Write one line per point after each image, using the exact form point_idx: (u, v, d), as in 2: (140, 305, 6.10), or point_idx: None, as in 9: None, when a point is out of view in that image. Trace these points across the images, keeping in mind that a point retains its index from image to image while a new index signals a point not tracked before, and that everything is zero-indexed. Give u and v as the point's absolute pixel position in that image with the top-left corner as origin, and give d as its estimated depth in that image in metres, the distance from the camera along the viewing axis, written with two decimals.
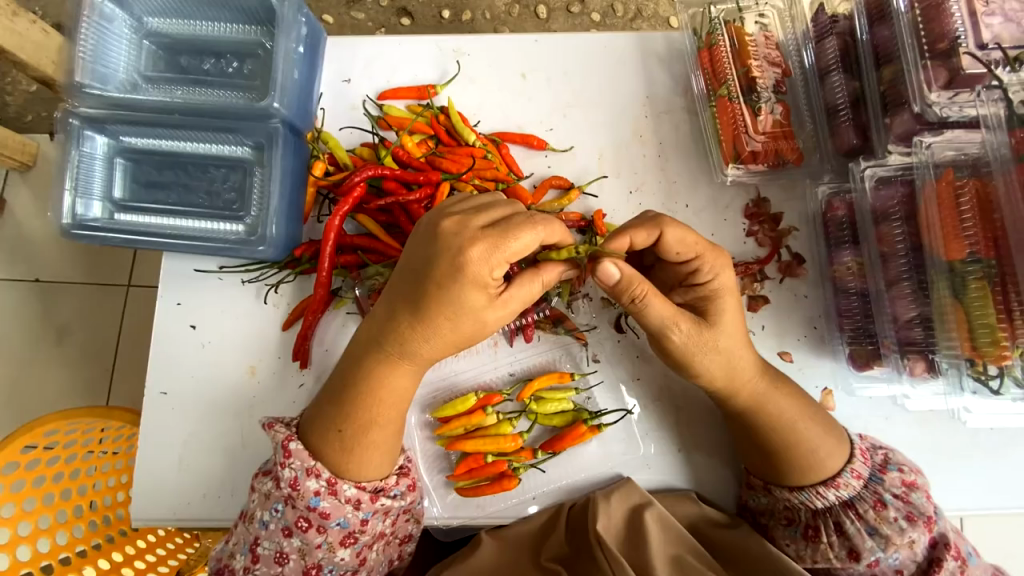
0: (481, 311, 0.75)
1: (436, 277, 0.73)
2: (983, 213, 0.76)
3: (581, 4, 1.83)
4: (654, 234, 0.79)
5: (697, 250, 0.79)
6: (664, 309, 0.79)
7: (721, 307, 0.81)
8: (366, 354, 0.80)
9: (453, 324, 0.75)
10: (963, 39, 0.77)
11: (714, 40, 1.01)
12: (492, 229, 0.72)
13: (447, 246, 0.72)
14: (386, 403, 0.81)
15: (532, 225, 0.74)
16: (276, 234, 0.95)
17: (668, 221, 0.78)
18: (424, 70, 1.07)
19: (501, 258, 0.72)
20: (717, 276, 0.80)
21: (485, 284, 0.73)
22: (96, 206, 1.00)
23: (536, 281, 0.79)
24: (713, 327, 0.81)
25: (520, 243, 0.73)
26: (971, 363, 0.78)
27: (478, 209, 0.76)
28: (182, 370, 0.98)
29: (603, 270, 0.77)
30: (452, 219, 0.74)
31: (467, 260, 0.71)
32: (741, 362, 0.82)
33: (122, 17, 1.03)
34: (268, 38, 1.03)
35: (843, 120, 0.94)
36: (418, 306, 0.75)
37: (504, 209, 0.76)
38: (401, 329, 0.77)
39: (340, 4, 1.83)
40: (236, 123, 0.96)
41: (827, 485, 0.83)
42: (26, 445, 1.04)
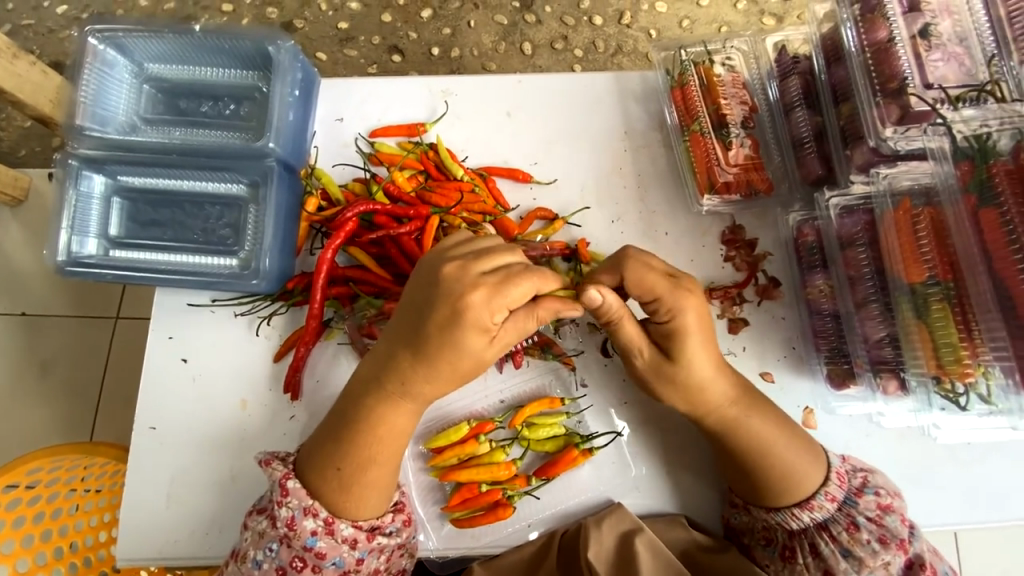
0: (480, 353, 0.77)
1: (436, 320, 0.75)
2: (938, 238, 0.81)
3: (564, 41, 1.93)
4: (625, 273, 0.83)
5: (656, 292, 0.82)
6: (636, 336, 0.85)
7: (684, 345, 0.83)
8: (367, 394, 0.81)
9: (453, 366, 0.78)
10: (910, 79, 0.82)
11: (685, 79, 1.08)
12: (493, 276, 0.76)
13: (449, 291, 0.75)
14: (385, 442, 0.82)
15: (530, 274, 0.77)
16: (269, 267, 0.98)
17: (631, 263, 0.83)
18: (414, 109, 1.13)
19: (500, 304, 0.75)
20: (679, 314, 0.82)
21: (486, 328, 0.75)
22: (91, 243, 1.03)
23: (529, 318, 0.81)
24: (685, 363, 0.83)
25: (518, 291, 0.76)
26: (937, 381, 0.81)
27: (478, 255, 0.79)
28: (172, 406, 0.98)
29: (587, 294, 0.80)
30: (454, 263, 0.77)
31: (468, 306, 0.74)
32: (713, 391, 0.85)
33: (123, 63, 1.07)
34: (264, 82, 1.08)
35: (808, 152, 1.00)
36: (418, 347, 0.77)
37: (504, 255, 0.79)
38: (402, 367, 0.79)
39: (334, 43, 1.92)
40: (232, 163, 1.00)
41: (802, 507, 0.85)
42: (9, 483, 1.06)
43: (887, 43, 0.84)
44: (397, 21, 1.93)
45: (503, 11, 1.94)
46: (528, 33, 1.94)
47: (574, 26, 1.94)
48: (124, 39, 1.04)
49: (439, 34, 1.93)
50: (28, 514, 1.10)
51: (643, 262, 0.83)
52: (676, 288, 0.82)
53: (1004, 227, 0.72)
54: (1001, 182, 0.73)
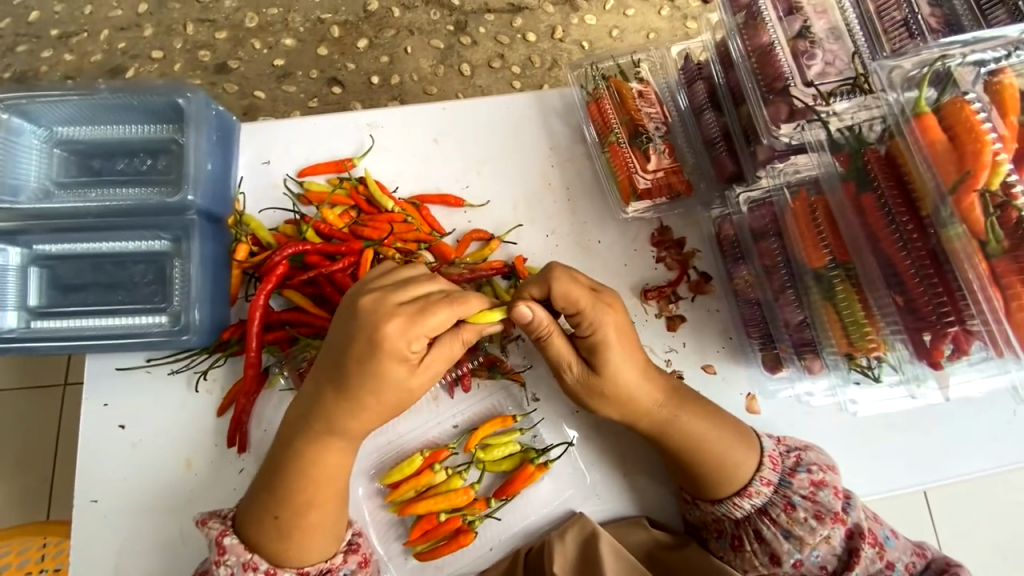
0: (404, 383, 0.78)
1: (356, 353, 0.76)
2: (831, 226, 0.87)
3: (501, 60, 1.98)
4: (552, 287, 0.82)
5: (578, 307, 0.83)
6: (566, 350, 0.87)
7: (608, 356, 0.85)
8: (296, 437, 0.81)
9: (376, 397, 0.78)
10: (792, 79, 0.88)
11: (598, 94, 1.12)
12: (410, 305, 0.77)
13: (364, 325, 0.76)
14: (321, 484, 0.81)
15: (450, 302, 0.78)
16: (200, 320, 0.96)
17: (557, 277, 0.82)
18: (341, 145, 1.13)
19: (419, 333, 0.76)
20: (599, 328, 0.84)
21: (404, 357, 0.76)
22: (10, 316, 0.99)
23: (456, 343, 0.82)
24: (611, 374, 0.86)
25: (437, 320, 0.76)
26: (850, 357, 0.87)
27: (396, 285, 0.80)
28: (112, 475, 0.94)
29: (517, 309, 0.81)
30: (370, 296, 0.77)
31: (384, 336, 0.74)
32: (641, 395, 0.88)
33: (31, 129, 1.04)
34: (180, 134, 1.07)
35: (720, 151, 1.05)
36: (341, 381, 0.78)
37: (425, 283, 0.80)
38: (327, 405, 0.80)
39: (271, 80, 1.91)
40: (151, 219, 0.99)
41: (742, 495, 0.89)
42: None
43: (769, 46, 0.90)
44: (334, 54, 1.94)
45: (438, 35, 1.98)
46: (465, 55, 1.98)
47: (509, 44, 1.99)
48: (29, 106, 1.01)
49: (377, 62, 1.95)
50: None
51: (566, 276, 0.83)
52: (597, 302, 0.84)
53: (881, 210, 0.79)
54: (874, 168, 0.81)
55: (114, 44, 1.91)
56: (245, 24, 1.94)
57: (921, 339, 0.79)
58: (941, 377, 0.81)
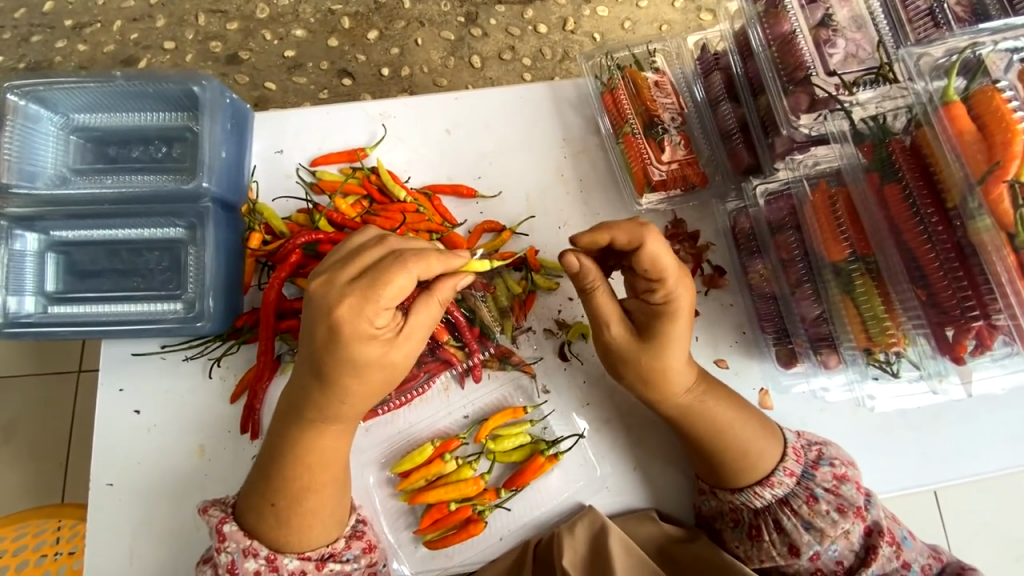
0: (384, 357, 0.76)
1: (321, 343, 0.74)
2: (852, 219, 0.86)
3: (512, 52, 1.96)
4: (644, 247, 0.80)
5: (665, 274, 0.82)
6: (610, 308, 0.86)
7: (671, 328, 0.85)
8: (288, 425, 0.81)
9: (360, 381, 0.77)
10: (814, 68, 0.86)
11: (614, 84, 1.11)
12: (360, 281, 0.73)
13: (321, 308, 0.73)
14: (315, 470, 0.81)
15: (403, 266, 0.73)
16: (213, 307, 0.97)
17: (650, 239, 0.81)
18: (353, 135, 1.12)
19: (377, 306, 0.72)
20: (675, 299, 0.84)
21: (371, 334, 0.73)
22: (29, 301, 1.00)
23: (432, 304, 0.79)
24: (663, 345, 0.85)
25: (394, 287, 0.72)
26: (869, 352, 0.87)
27: (346, 260, 0.76)
28: (127, 459, 0.96)
29: (566, 259, 0.82)
30: (319, 280, 0.75)
31: (339, 321, 0.72)
32: (682, 373, 0.87)
33: (48, 116, 1.05)
34: (195, 122, 1.08)
35: (737, 142, 1.03)
36: (320, 373, 0.76)
37: (372, 254, 0.76)
38: (313, 398, 0.79)
39: (282, 72, 1.91)
40: (167, 206, 0.99)
41: (763, 484, 0.88)
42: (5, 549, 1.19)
43: (790, 35, 0.88)
44: (344, 45, 1.94)
45: (449, 27, 1.97)
46: (476, 47, 1.96)
47: (520, 35, 1.97)
48: (46, 93, 1.02)
49: (387, 54, 1.94)
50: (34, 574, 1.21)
51: (660, 240, 0.82)
52: (679, 274, 0.84)
53: (905, 200, 0.78)
54: (898, 158, 0.79)
55: (127, 35, 1.91)
56: (256, 15, 1.94)
57: (944, 333, 0.78)
58: (963, 372, 0.81)
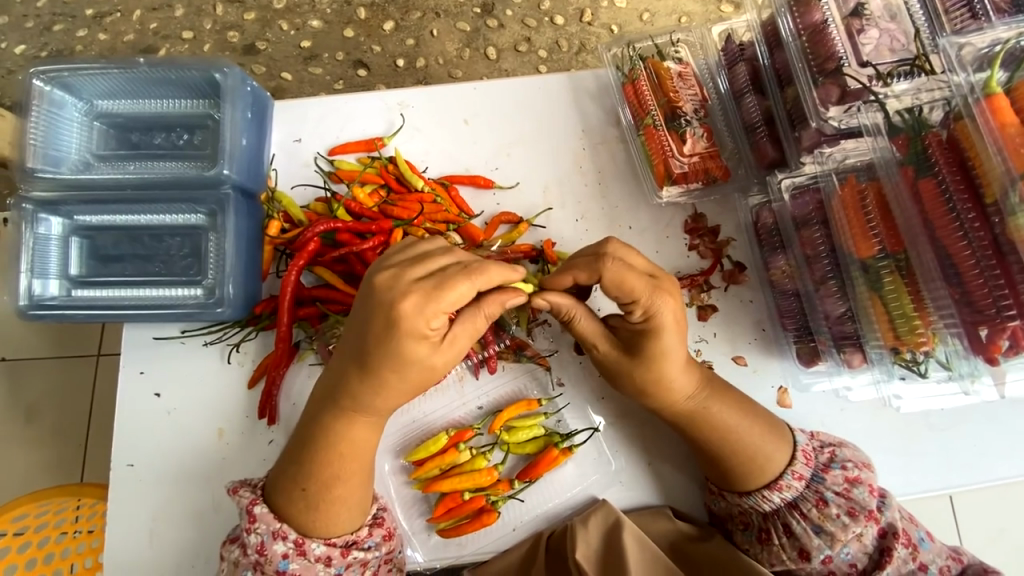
0: (427, 360, 0.75)
1: (375, 333, 0.73)
2: (883, 214, 0.84)
3: (528, 43, 1.94)
4: (603, 272, 0.80)
5: (634, 294, 0.81)
6: (592, 332, 0.87)
7: (659, 343, 0.82)
8: (322, 410, 0.81)
9: (399, 374, 0.76)
10: (846, 59, 0.84)
11: (635, 74, 1.08)
12: (426, 282, 0.73)
13: (380, 303, 0.73)
14: (347, 457, 0.82)
15: (467, 274, 0.74)
16: (233, 294, 0.98)
17: (608, 263, 0.80)
18: (371, 124, 1.12)
19: (436, 308, 0.72)
20: (655, 315, 0.81)
21: (423, 334, 0.73)
22: (53, 284, 1.02)
23: (479, 317, 0.80)
24: (651, 360, 0.84)
25: (454, 294, 0.73)
26: (896, 351, 0.85)
27: (415, 260, 0.77)
28: (149, 441, 0.97)
29: (535, 300, 0.85)
30: (386, 273, 0.75)
31: (400, 315, 0.71)
32: (677, 384, 0.85)
33: (72, 102, 1.06)
34: (216, 109, 1.08)
35: (761, 136, 1.00)
36: (363, 360, 0.76)
37: (439, 259, 0.77)
38: (350, 384, 0.78)
39: (298, 62, 1.91)
40: (188, 192, 1.00)
41: (771, 488, 0.87)
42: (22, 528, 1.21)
43: (822, 25, 0.86)
44: (360, 36, 1.93)
45: (465, 18, 1.95)
46: (491, 38, 1.94)
47: (536, 27, 1.95)
48: (70, 78, 1.03)
49: (402, 45, 1.93)
50: (50, 554, 1.24)
51: (623, 263, 0.81)
52: (656, 289, 0.81)
53: (942, 197, 0.76)
54: (934, 152, 0.77)
55: (147, 24, 1.93)
56: (273, 5, 1.94)
57: (977, 333, 0.76)
58: (996, 373, 0.79)
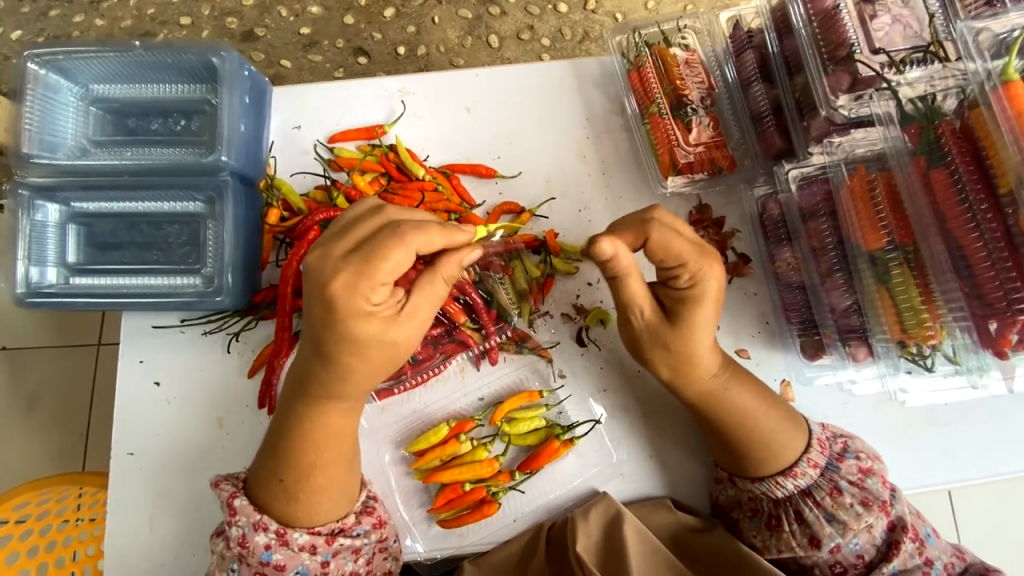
0: (383, 335, 0.74)
1: (318, 320, 0.73)
2: (893, 206, 0.83)
3: (531, 31, 1.91)
4: (651, 235, 0.78)
5: (682, 259, 0.80)
6: (639, 293, 0.83)
7: (701, 311, 0.83)
8: (294, 400, 0.80)
9: (358, 356, 0.75)
10: (857, 46, 0.82)
11: (641, 62, 1.06)
12: (355, 255, 0.71)
13: (315, 285, 0.72)
14: (321, 446, 0.81)
15: (401, 242, 0.71)
16: (232, 283, 0.97)
17: (658, 227, 0.78)
18: (371, 111, 1.10)
19: (371, 281, 0.70)
20: (700, 283, 0.81)
21: (368, 310, 0.72)
22: (51, 272, 1.01)
23: (438, 279, 0.77)
24: (690, 330, 0.83)
25: (391, 263, 0.71)
26: (902, 345, 0.84)
27: (339, 235, 0.74)
28: (148, 430, 0.97)
29: (597, 245, 0.75)
30: (315, 254, 0.73)
31: (334, 296, 0.70)
32: (706, 359, 0.85)
33: (67, 86, 1.05)
34: (213, 95, 1.06)
35: (768, 125, 0.99)
36: (320, 347, 0.75)
37: (365, 229, 0.74)
38: (318, 374, 0.77)
39: (298, 49, 1.88)
40: (186, 179, 0.99)
41: (785, 475, 0.87)
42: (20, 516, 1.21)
43: (833, 10, 0.84)
44: (360, 23, 1.90)
45: (467, 5, 1.92)
46: (494, 26, 1.91)
47: (539, 15, 1.92)
48: (66, 62, 1.01)
49: (403, 32, 1.90)
50: (49, 543, 1.24)
51: (672, 227, 0.80)
52: (703, 256, 0.81)
53: (953, 187, 0.75)
54: (948, 142, 0.76)
55: (143, 10, 1.90)
56: None
57: (987, 326, 0.76)
58: (1005, 367, 0.78)
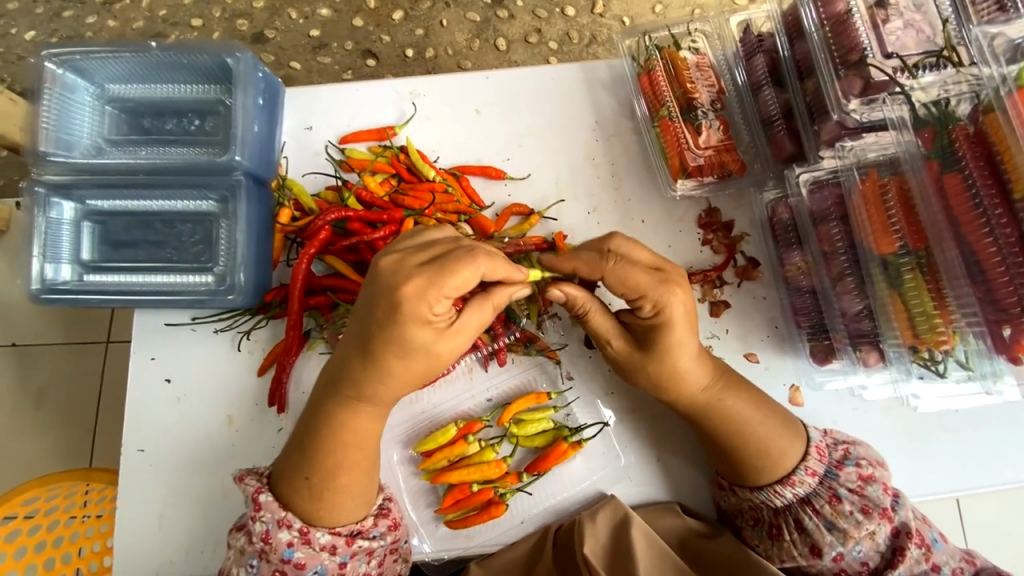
0: (431, 346, 0.75)
1: (377, 318, 0.73)
2: (906, 209, 0.83)
3: (539, 34, 1.92)
4: (607, 272, 0.81)
5: (640, 289, 0.80)
6: (607, 328, 0.85)
7: (670, 336, 0.81)
8: (325, 399, 0.80)
9: (404, 362, 0.76)
10: (870, 50, 0.82)
11: (651, 65, 1.07)
12: (430, 265, 0.72)
13: (384, 286, 0.72)
14: (350, 447, 0.81)
15: (473, 260, 0.73)
16: (244, 281, 0.98)
17: (612, 264, 0.81)
18: (382, 113, 1.11)
19: (439, 294, 0.71)
20: (665, 309, 0.80)
21: (427, 320, 0.72)
22: (65, 269, 1.02)
23: (486, 306, 0.79)
24: (661, 354, 0.83)
25: (459, 279, 0.72)
26: (914, 350, 0.83)
27: (418, 246, 0.76)
28: (159, 427, 0.98)
29: (551, 293, 0.83)
30: (393, 256, 0.74)
31: (401, 298, 0.71)
32: (690, 378, 0.85)
33: (84, 86, 1.06)
34: (228, 95, 1.08)
35: (778, 129, 0.99)
36: (366, 344, 0.75)
37: (445, 245, 0.76)
38: (356, 373, 0.78)
39: (307, 51, 1.90)
40: (200, 178, 1.00)
41: (783, 483, 0.86)
42: (19, 513, 1.20)
43: (845, 15, 0.84)
44: (369, 25, 1.91)
45: (475, 8, 1.93)
46: (502, 29, 1.92)
47: (547, 18, 1.93)
48: (83, 62, 1.03)
49: (411, 35, 1.91)
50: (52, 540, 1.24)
51: (625, 261, 0.81)
52: (664, 283, 0.80)
53: (967, 192, 0.75)
54: (961, 146, 0.76)
55: (155, 11, 1.92)
56: None
57: (1000, 331, 0.77)
58: (1018, 372, 0.79)
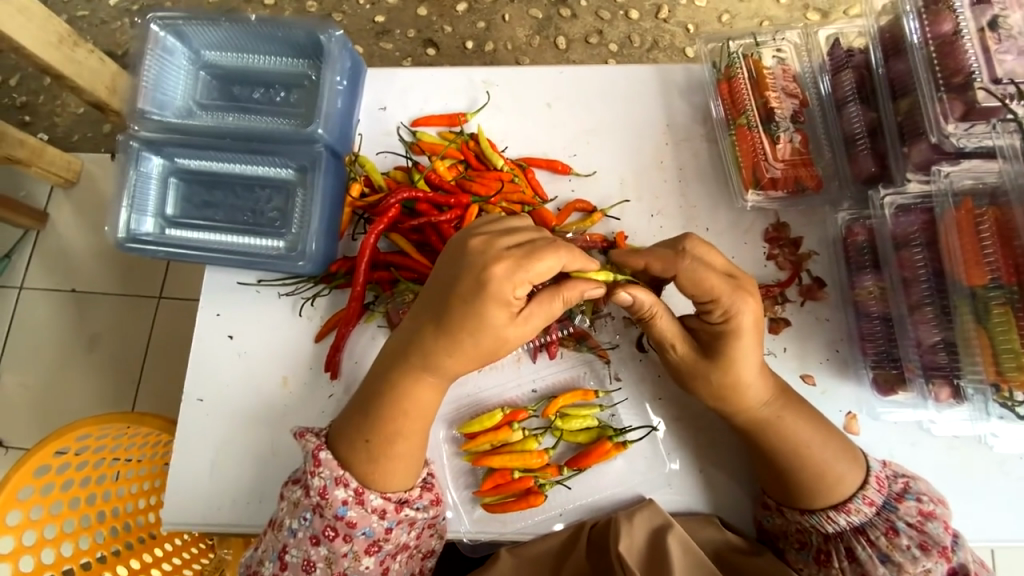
0: (502, 328, 0.77)
1: (461, 291, 0.75)
2: (1003, 239, 0.78)
3: (599, 36, 1.91)
4: (681, 270, 0.81)
5: (714, 294, 0.81)
6: (671, 331, 0.85)
7: (739, 346, 0.82)
8: (391, 368, 0.83)
9: (474, 339, 0.77)
10: (978, 73, 0.79)
11: (733, 72, 1.05)
12: (517, 249, 0.76)
13: (473, 263, 0.75)
14: (410, 416, 0.83)
15: (556, 249, 0.77)
16: (315, 250, 1.01)
17: (686, 263, 0.81)
18: (453, 100, 1.13)
19: (524, 276, 0.74)
20: (736, 316, 0.81)
21: (508, 301, 0.75)
22: (148, 222, 1.08)
23: (557, 300, 0.80)
24: (727, 364, 0.82)
25: (543, 265, 0.75)
26: (996, 389, 0.80)
27: (502, 231, 0.79)
28: (219, 380, 1.02)
29: (618, 294, 0.83)
30: (480, 237, 0.77)
31: (490, 277, 0.73)
32: (753, 391, 0.84)
33: (182, 50, 1.12)
34: (314, 71, 1.12)
35: (861, 148, 0.96)
36: (441, 316, 0.78)
37: (529, 231, 0.79)
38: (426, 341, 0.80)
39: (371, 36, 1.95)
40: (283, 147, 1.04)
41: (839, 509, 0.84)
42: (59, 449, 1.08)
43: (953, 35, 0.81)
44: (433, 15, 1.95)
45: (538, 5, 1.94)
46: (563, 28, 1.92)
47: (609, 20, 1.92)
48: (184, 27, 1.09)
49: (473, 27, 1.93)
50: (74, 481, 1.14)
51: (701, 262, 0.81)
52: (736, 289, 0.81)
53: None
54: None
55: None
56: None
57: None
58: None
